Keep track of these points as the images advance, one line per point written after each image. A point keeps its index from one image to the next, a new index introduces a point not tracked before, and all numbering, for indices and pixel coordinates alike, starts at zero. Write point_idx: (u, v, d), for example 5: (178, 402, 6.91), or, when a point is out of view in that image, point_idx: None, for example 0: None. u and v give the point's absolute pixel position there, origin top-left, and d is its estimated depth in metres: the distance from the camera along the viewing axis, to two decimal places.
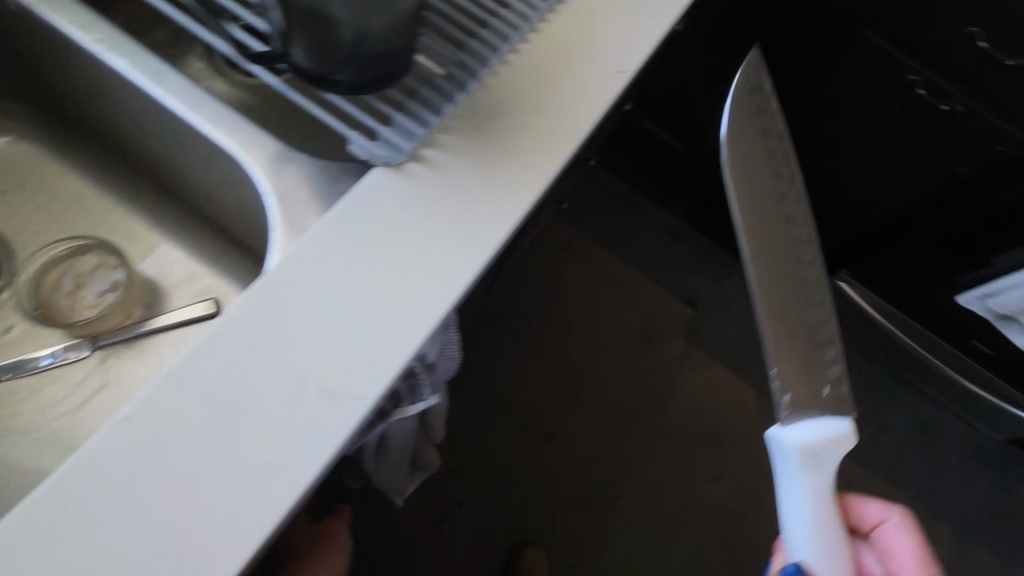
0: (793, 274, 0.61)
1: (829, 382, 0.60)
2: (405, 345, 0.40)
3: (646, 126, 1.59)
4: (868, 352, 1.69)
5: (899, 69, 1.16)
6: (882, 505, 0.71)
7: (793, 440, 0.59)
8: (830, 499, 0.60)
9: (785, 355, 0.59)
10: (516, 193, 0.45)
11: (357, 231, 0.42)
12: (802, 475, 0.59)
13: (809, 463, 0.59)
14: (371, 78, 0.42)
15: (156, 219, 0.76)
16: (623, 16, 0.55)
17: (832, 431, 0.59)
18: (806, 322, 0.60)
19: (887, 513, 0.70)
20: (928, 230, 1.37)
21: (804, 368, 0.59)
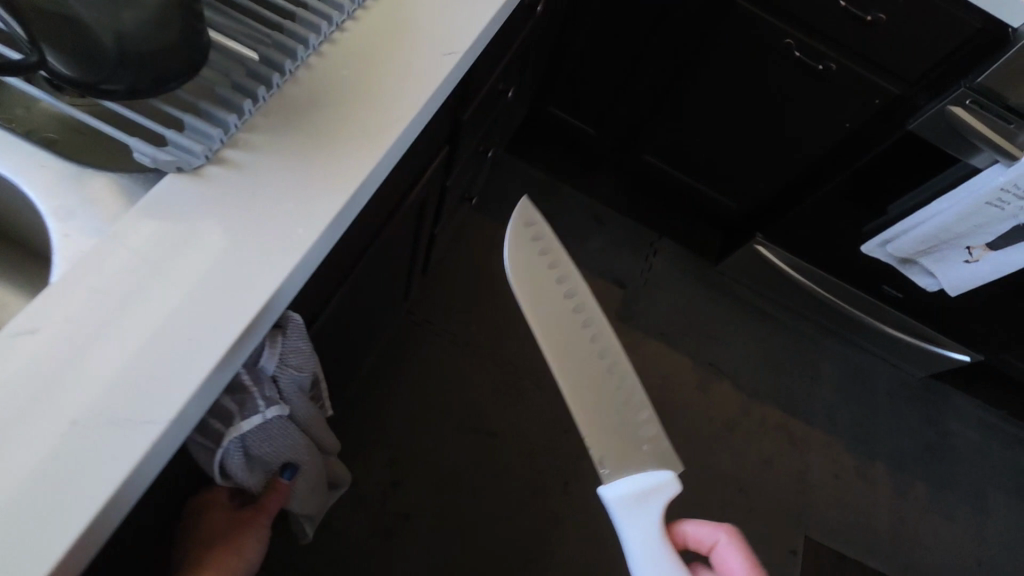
0: (603, 355, 0.61)
1: (648, 441, 0.60)
2: (212, 355, 0.36)
3: (555, 114, 1.64)
4: (792, 309, 1.76)
5: (776, 33, 1.22)
6: (708, 527, 0.62)
7: (613, 498, 0.57)
8: (666, 544, 0.57)
9: (607, 437, 0.59)
10: (333, 185, 0.43)
11: (151, 241, 0.38)
12: (629, 529, 0.56)
13: (637, 516, 0.57)
14: (151, 82, 0.39)
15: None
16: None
17: (653, 480, 0.58)
18: (622, 394, 0.61)
19: (713, 534, 0.61)
20: (825, 185, 1.41)
21: (628, 440, 0.60)
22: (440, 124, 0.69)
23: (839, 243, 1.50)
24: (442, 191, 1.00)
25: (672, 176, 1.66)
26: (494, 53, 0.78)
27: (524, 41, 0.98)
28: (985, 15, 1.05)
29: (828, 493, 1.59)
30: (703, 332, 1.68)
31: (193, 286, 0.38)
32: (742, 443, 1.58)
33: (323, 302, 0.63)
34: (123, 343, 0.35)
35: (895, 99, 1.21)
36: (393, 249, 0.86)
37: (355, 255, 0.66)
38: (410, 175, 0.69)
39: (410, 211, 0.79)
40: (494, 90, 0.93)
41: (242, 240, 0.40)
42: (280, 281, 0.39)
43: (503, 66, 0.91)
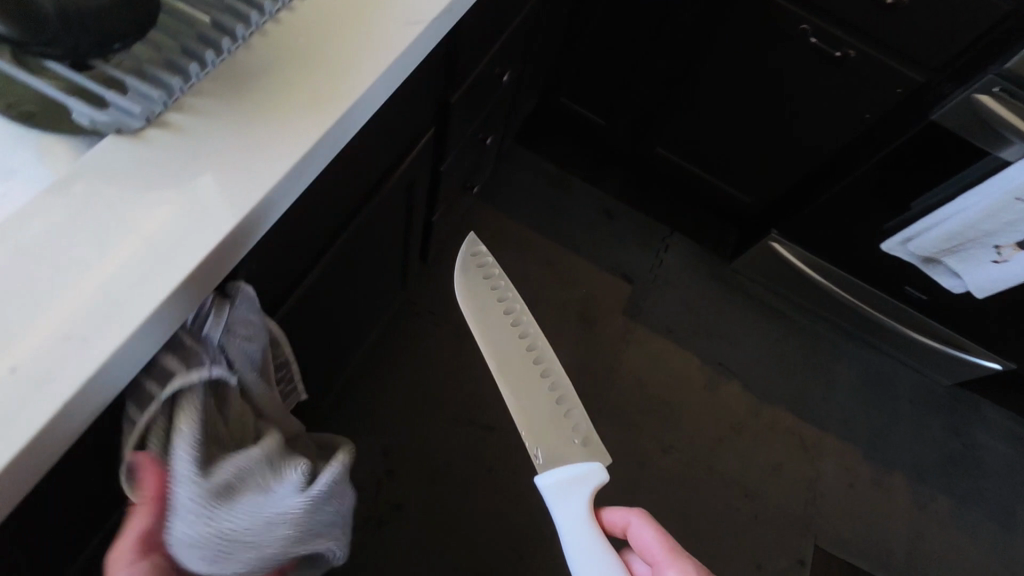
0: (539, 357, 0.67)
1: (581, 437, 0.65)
2: (137, 314, 0.36)
3: (566, 105, 1.61)
4: (810, 311, 1.69)
5: (791, 18, 1.17)
6: (620, 511, 0.66)
7: (546, 482, 0.62)
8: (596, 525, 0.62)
9: (539, 431, 0.64)
10: (277, 151, 0.42)
11: (85, 199, 0.38)
12: (561, 511, 0.61)
13: (567, 500, 0.62)
14: (93, 44, 0.39)
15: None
16: None
17: (582, 469, 0.62)
18: (555, 392, 0.66)
19: (625, 516, 0.65)
20: (844, 179, 1.35)
21: (560, 434, 0.65)
22: (417, 101, 0.67)
23: (859, 241, 1.44)
24: (435, 176, 0.98)
25: (685, 169, 1.61)
26: (481, 32, 0.76)
27: (522, 24, 0.96)
28: None
29: (841, 502, 1.52)
30: (714, 332, 1.63)
31: (125, 247, 0.37)
32: (750, 447, 1.52)
33: (291, 280, 0.62)
34: (48, 300, 0.35)
35: (918, 87, 1.15)
36: (379, 232, 0.85)
37: (327, 233, 0.65)
38: (386, 153, 0.68)
39: (392, 192, 0.77)
40: (488, 72, 0.91)
41: (180, 203, 0.39)
42: (215, 245, 0.39)
43: (497, 49, 0.89)
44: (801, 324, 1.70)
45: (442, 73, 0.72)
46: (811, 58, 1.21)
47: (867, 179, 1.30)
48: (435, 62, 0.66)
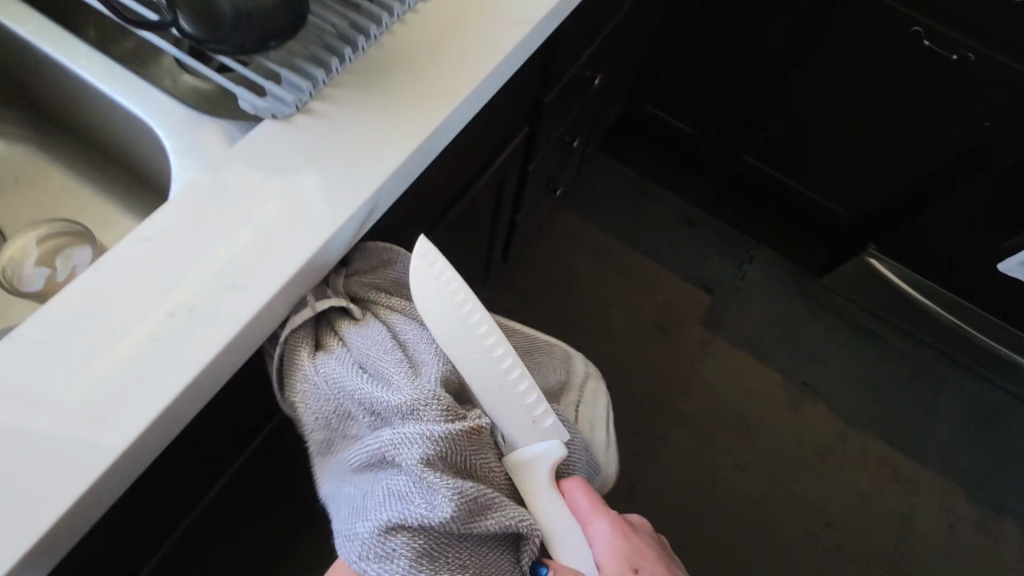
0: None
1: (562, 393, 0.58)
2: (282, 273, 0.42)
3: (651, 112, 1.62)
4: (910, 333, 1.57)
5: (901, 21, 1.12)
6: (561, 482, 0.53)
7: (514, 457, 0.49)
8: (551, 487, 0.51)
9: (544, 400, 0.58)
10: (402, 137, 0.48)
11: (246, 173, 0.45)
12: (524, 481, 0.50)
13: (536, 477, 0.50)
14: (257, 40, 0.45)
15: (105, 183, 0.66)
16: None
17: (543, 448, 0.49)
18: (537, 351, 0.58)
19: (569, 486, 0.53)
20: (956, 193, 1.26)
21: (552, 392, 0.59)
22: (517, 100, 0.72)
23: (969, 258, 1.33)
24: (523, 175, 1.03)
25: (774, 179, 1.56)
26: (578, 36, 0.80)
27: (616, 30, 0.99)
28: None
29: (938, 544, 1.39)
30: (799, 350, 1.55)
31: (276, 215, 0.44)
32: (834, 474, 1.43)
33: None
34: (215, 255, 0.42)
35: None
36: (470, 225, 0.90)
37: (429, 221, 0.71)
38: (484, 150, 0.72)
39: (486, 186, 0.82)
40: (581, 76, 0.94)
41: (320, 179, 0.45)
42: (346, 217, 0.44)
43: (591, 54, 0.92)
44: (898, 347, 1.59)
45: (539, 73, 0.76)
46: (922, 63, 1.15)
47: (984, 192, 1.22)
48: (534, 64, 0.70)
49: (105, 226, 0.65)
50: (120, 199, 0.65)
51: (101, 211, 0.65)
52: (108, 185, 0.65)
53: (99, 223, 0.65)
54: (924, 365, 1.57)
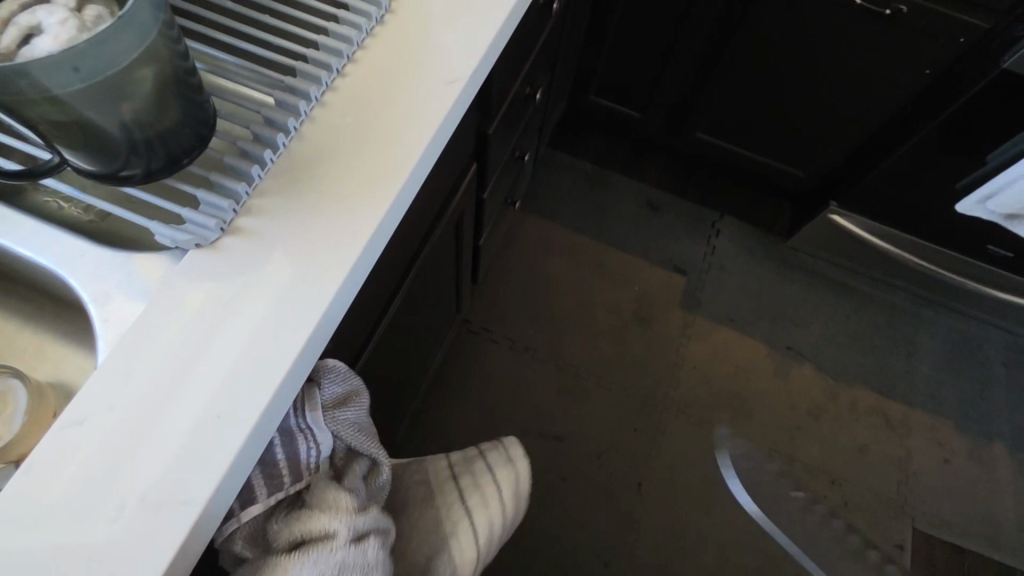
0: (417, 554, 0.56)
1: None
2: (239, 428, 0.38)
3: (597, 102, 1.59)
4: (883, 279, 1.60)
5: None
6: None
7: None
8: None
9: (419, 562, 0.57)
10: (345, 239, 0.44)
11: (181, 318, 0.41)
12: None
13: None
14: (164, 162, 0.41)
15: (27, 312, 0.60)
16: (450, 22, 0.53)
17: None
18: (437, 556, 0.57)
19: None
20: (905, 144, 1.26)
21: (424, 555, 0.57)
22: (460, 142, 0.68)
23: (928, 202, 1.35)
24: (480, 204, 0.99)
25: (727, 150, 1.56)
26: (514, 60, 0.76)
27: (548, 38, 0.95)
28: None
29: (937, 480, 1.43)
30: (778, 316, 1.57)
31: (221, 359, 0.40)
32: (832, 433, 1.46)
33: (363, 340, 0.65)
34: (161, 422, 0.38)
35: (983, 34, 1.05)
36: (435, 268, 0.86)
37: (392, 287, 0.67)
38: (434, 200, 0.69)
39: (444, 229, 0.79)
40: (522, 92, 0.91)
41: (262, 307, 0.42)
42: (299, 347, 0.41)
43: (529, 69, 0.89)
44: (870, 295, 1.62)
45: (479, 108, 0.72)
46: (855, 22, 1.13)
47: (931, 142, 1.22)
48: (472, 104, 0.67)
49: (40, 359, 0.59)
50: (47, 327, 0.59)
51: (36, 343, 0.59)
52: (37, 312, 0.60)
53: (33, 356, 0.59)
54: (900, 309, 1.61)
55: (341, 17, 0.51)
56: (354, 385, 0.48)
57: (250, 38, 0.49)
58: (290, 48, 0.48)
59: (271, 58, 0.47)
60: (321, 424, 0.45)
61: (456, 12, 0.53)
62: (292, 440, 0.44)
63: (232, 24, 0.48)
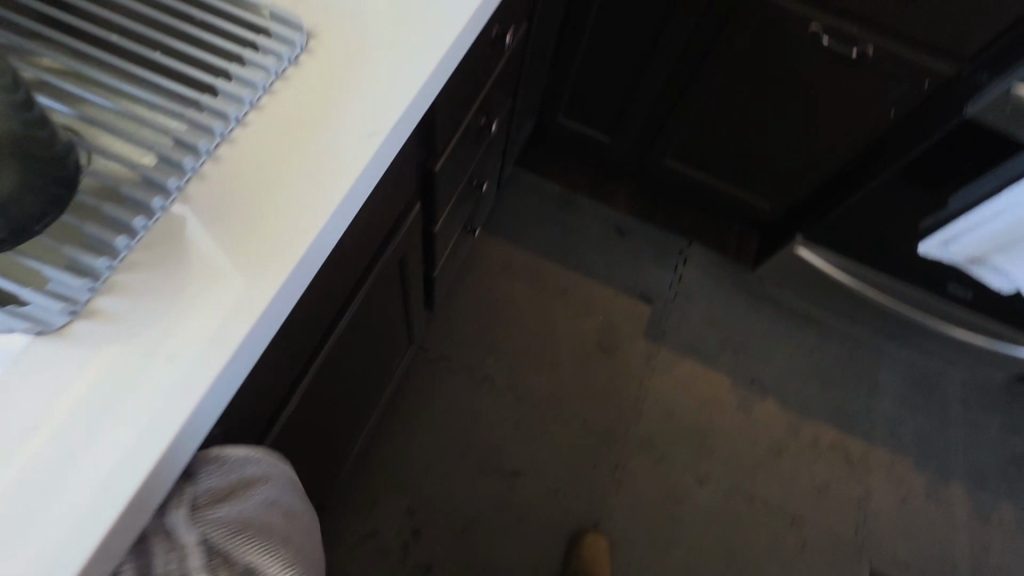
0: None
1: None
2: (74, 552, 0.34)
3: (566, 124, 1.55)
4: (848, 313, 1.59)
5: (798, 20, 1.07)
6: None
7: None
8: None
9: None
10: (257, 279, 0.40)
11: (18, 416, 0.36)
12: None
13: None
14: (6, 234, 0.36)
15: None
16: (372, 68, 0.48)
17: None
18: None
19: None
20: (869, 183, 1.26)
21: None
22: (395, 181, 0.62)
23: (891, 241, 1.34)
24: (430, 236, 0.93)
25: (696, 179, 1.54)
26: (463, 93, 0.71)
27: (506, 67, 0.90)
28: None
29: (894, 520, 1.43)
30: (742, 349, 1.55)
31: (66, 467, 0.35)
32: (792, 470, 1.44)
33: (279, 395, 0.59)
34: (40, 506, 0.34)
35: (947, 80, 1.04)
36: (375, 307, 0.80)
37: (314, 338, 0.61)
38: (366, 244, 0.63)
39: (382, 268, 0.73)
40: (476, 123, 0.85)
41: (155, 365, 0.38)
42: (158, 454, 0.36)
43: (484, 99, 0.83)
44: (834, 329, 1.62)
45: (421, 143, 0.67)
46: (823, 60, 1.11)
47: (894, 183, 1.21)
48: (409, 141, 0.61)
49: None
50: None
51: None
52: None
53: None
54: (863, 344, 1.61)
55: (247, 58, 0.45)
56: (242, 472, 0.43)
57: (139, 78, 0.43)
58: (179, 93, 0.42)
59: (163, 102, 0.42)
60: (184, 524, 0.40)
61: (383, 52, 0.48)
62: (148, 542, 0.40)
63: (118, 63, 0.43)
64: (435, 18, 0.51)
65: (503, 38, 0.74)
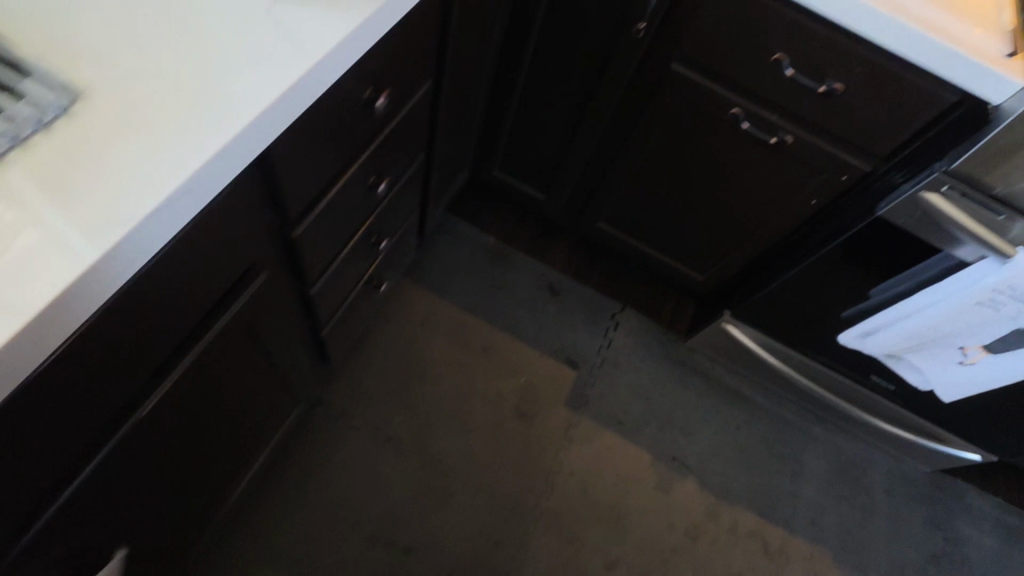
0: None
1: None
2: None
3: (500, 177, 1.52)
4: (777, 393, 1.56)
5: (719, 102, 1.05)
6: None
7: None
8: None
9: None
10: (90, 234, 0.41)
11: None
12: None
13: None
14: None
15: None
16: (171, 119, 0.47)
17: None
18: None
19: None
20: (790, 268, 1.23)
21: None
22: (207, 246, 0.56)
23: (815, 327, 1.31)
24: (308, 299, 0.86)
25: (629, 244, 1.52)
26: (323, 156, 0.65)
27: (403, 125, 0.85)
28: (961, 89, 0.84)
29: None
30: (667, 423, 1.50)
31: None
32: (707, 559, 1.37)
33: (34, 487, 0.52)
34: None
35: (863, 175, 1.03)
36: (220, 376, 0.72)
37: (89, 420, 0.54)
38: (168, 315, 0.56)
39: (213, 339, 0.65)
40: (359, 183, 0.79)
41: None
42: None
43: (368, 160, 0.77)
44: (764, 407, 1.57)
45: (259, 207, 0.60)
46: (745, 143, 1.10)
47: (812, 271, 1.19)
48: (222, 203, 0.54)
49: None
50: None
51: None
52: None
53: None
54: (792, 425, 1.57)
55: None
56: None
57: None
58: None
59: None
60: None
61: (203, 90, 0.48)
62: None
63: None
64: (260, 62, 0.50)
65: (376, 100, 0.68)
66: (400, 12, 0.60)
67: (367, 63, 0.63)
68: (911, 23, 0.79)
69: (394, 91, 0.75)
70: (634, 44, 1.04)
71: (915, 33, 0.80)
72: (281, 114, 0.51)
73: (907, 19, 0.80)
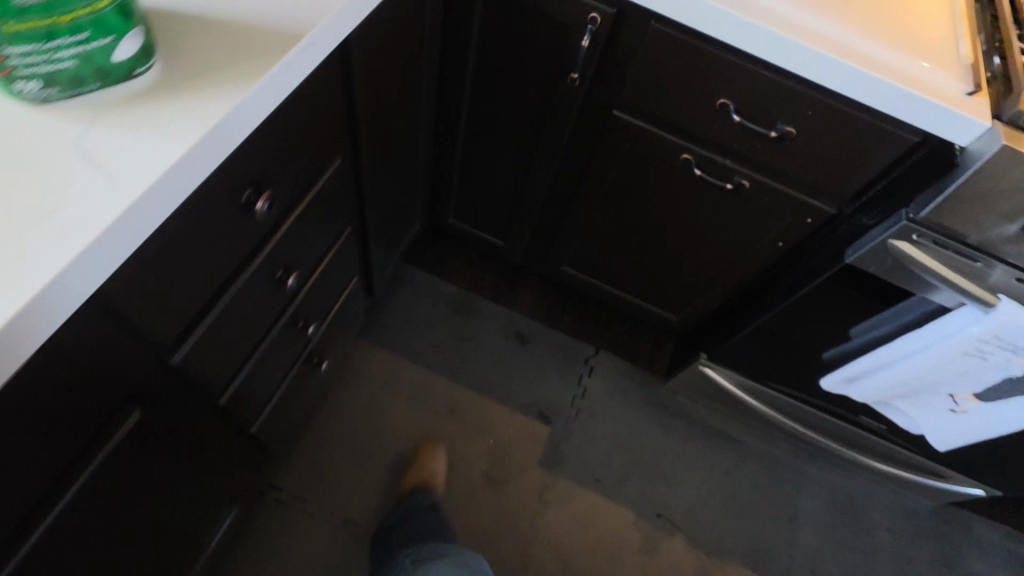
0: None
1: None
2: None
3: (456, 226, 1.44)
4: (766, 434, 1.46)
5: (667, 148, 0.97)
6: None
7: None
8: None
9: None
10: None
11: None
12: None
13: None
14: None
15: None
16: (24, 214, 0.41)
17: None
18: None
19: None
20: (763, 312, 1.15)
21: None
22: (21, 422, 0.45)
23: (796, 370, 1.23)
24: (222, 409, 0.77)
25: (596, 287, 1.43)
26: (182, 274, 0.55)
27: (312, 210, 0.77)
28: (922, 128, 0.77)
29: None
30: (650, 476, 1.41)
31: None
32: None
33: None
34: None
35: (830, 218, 0.95)
36: (110, 530, 0.63)
37: None
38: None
39: (65, 512, 0.54)
40: (260, 283, 0.71)
41: None
42: None
43: (266, 259, 0.69)
44: (754, 448, 1.48)
45: (99, 356, 0.50)
46: (700, 189, 1.02)
47: (784, 316, 1.10)
48: (30, 371, 0.44)
49: None
50: None
51: None
52: None
53: None
54: (784, 465, 1.48)
55: None
56: None
57: None
58: None
59: None
60: None
61: (57, 178, 0.43)
62: None
63: None
64: (119, 140, 0.45)
65: (256, 201, 0.60)
66: (261, 114, 0.52)
67: (231, 167, 0.55)
68: (859, 65, 0.72)
69: (287, 183, 0.67)
70: (571, 93, 0.97)
71: (865, 75, 0.72)
72: (107, 249, 0.43)
73: (855, 61, 0.73)
